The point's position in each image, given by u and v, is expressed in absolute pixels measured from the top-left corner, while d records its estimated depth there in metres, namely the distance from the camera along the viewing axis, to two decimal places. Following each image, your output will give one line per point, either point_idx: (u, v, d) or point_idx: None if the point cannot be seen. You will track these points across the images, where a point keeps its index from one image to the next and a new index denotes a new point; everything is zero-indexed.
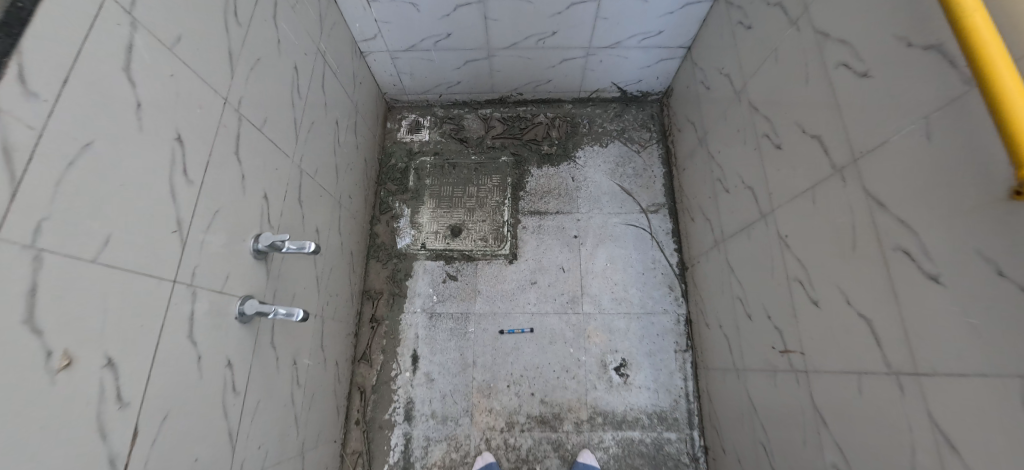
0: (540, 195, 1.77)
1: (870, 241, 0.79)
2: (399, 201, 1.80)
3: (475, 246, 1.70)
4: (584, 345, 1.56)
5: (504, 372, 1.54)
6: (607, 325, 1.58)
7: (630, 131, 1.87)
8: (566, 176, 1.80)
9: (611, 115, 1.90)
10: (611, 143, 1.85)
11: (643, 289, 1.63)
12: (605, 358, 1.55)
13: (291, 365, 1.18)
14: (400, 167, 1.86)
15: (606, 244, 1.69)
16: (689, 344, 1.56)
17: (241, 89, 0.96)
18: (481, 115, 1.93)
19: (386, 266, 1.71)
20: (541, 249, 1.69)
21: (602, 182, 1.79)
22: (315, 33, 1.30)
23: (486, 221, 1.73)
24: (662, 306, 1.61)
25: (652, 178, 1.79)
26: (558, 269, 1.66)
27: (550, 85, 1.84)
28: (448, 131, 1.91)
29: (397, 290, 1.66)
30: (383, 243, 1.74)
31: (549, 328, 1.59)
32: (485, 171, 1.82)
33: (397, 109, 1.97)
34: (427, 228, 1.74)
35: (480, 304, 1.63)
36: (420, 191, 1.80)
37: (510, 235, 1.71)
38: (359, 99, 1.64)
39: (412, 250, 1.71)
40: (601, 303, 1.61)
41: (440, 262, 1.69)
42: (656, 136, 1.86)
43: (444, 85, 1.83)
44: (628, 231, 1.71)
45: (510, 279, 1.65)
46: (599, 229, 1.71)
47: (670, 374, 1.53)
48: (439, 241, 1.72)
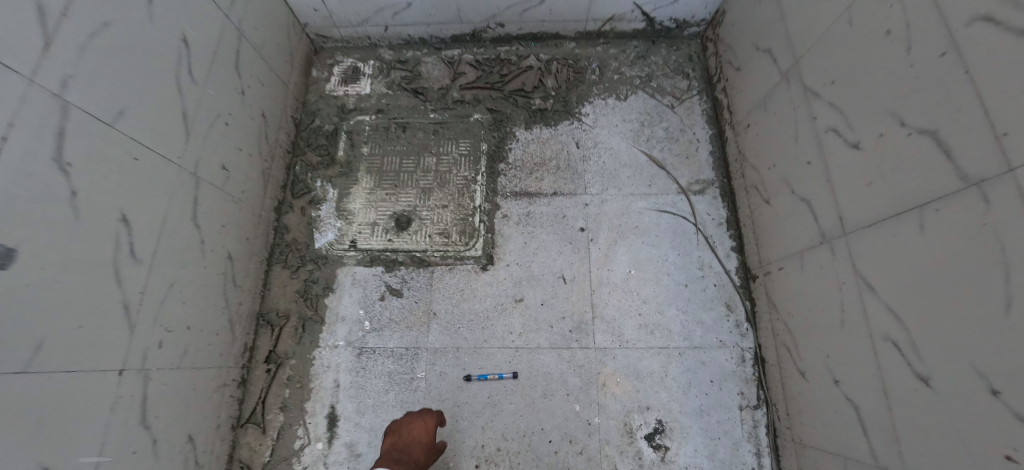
0: (529, 169, 1.20)
1: None
2: (322, 178, 1.22)
3: (432, 245, 1.13)
4: (598, 399, 0.99)
5: (470, 444, 0.97)
6: (633, 367, 1.01)
7: (659, 78, 1.30)
8: (566, 140, 1.23)
9: (630, 56, 1.33)
10: (632, 94, 1.28)
11: (687, 310, 1.06)
12: (630, 421, 0.98)
13: None
14: (327, 129, 1.28)
15: (629, 240, 1.12)
16: (760, 397, 0.99)
17: None
18: (446, 57, 1.35)
19: (297, 275, 1.13)
20: (530, 249, 1.12)
21: (620, 150, 1.21)
22: None
23: (448, 207, 1.16)
24: (717, 336, 1.04)
25: (693, 143, 1.22)
26: (555, 279, 1.09)
27: (543, 9, 1.26)
28: (398, 80, 1.33)
29: (310, 312, 1.09)
30: (295, 241, 1.16)
31: (542, 372, 1.01)
32: (449, 134, 1.25)
33: (327, 51, 1.39)
34: (360, 218, 1.17)
35: (436, 333, 1.06)
36: (353, 164, 1.23)
37: (484, 228, 1.14)
38: (249, 18, 1.06)
39: (337, 251, 1.14)
40: (622, 331, 1.04)
41: (378, 268, 1.12)
42: (697, 84, 1.29)
43: (391, 10, 1.27)
44: (661, 221, 1.13)
45: (483, 294, 1.08)
46: (618, 218, 1.14)
47: (734, 447, 0.96)
48: (378, 237, 1.15)
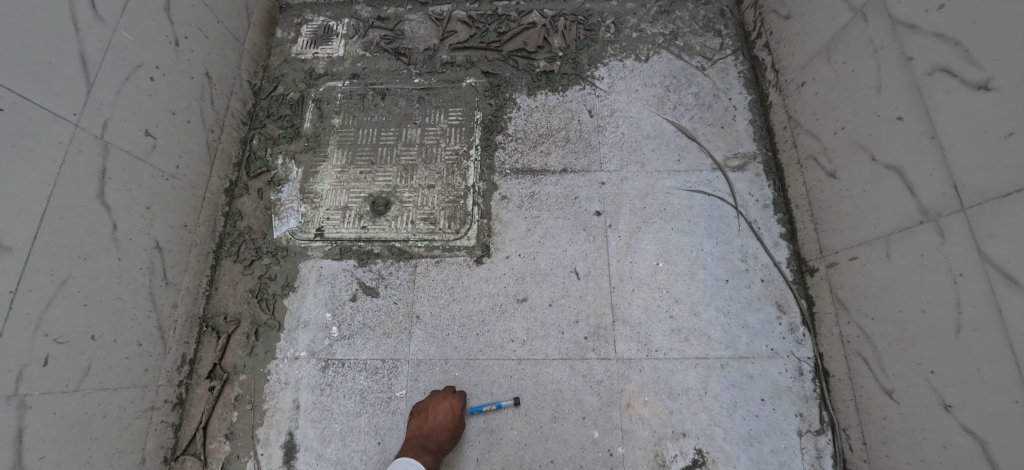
0: (532, 141, 1.00)
1: None
2: (284, 155, 1.02)
3: (415, 233, 0.93)
4: (622, 423, 0.79)
5: None
6: (664, 383, 0.81)
7: (686, 35, 1.10)
8: (577, 108, 1.02)
9: (651, 11, 1.12)
10: (655, 54, 1.08)
11: (730, 311, 0.86)
12: (663, 451, 0.78)
13: None
14: (291, 98, 1.07)
15: (655, 225, 0.92)
16: (825, 420, 0.79)
17: None
18: (433, 14, 1.15)
19: (250, 271, 0.93)
20: (534, 237, 0.91)
21: (642, 119, 1.01)
22: None
23: (434, 188, 0.96)
24: (768, 344, 0.84)
25: (729, 110, 1.01)
26: (565, 273, 0.89)
27: None
28: (377, 40, 1.13)
29: (266, 315, 0.89)
30: (250, 229, 0.96)
31: (551, 389, 0.82)
32: (436, 102, 1.04)
33: (294, 9, 1.18)
34: (329, 201, 0.97)
35: (419, 341, 0.86)
36: (322, 137, 1.02)
37: (479, 212, 0.94)
38: None
39: (300, 241, 0.94)
40: (649, 338, 0.84)
41: (350, 262, 0.92)
42: (731, 42, 1.08)
43: None
44: (693, 202, 0.93)
45: (477, 292, 0.88)
46: (641, 199, 0.94)
47: None
48: (350, 223, 0.95)
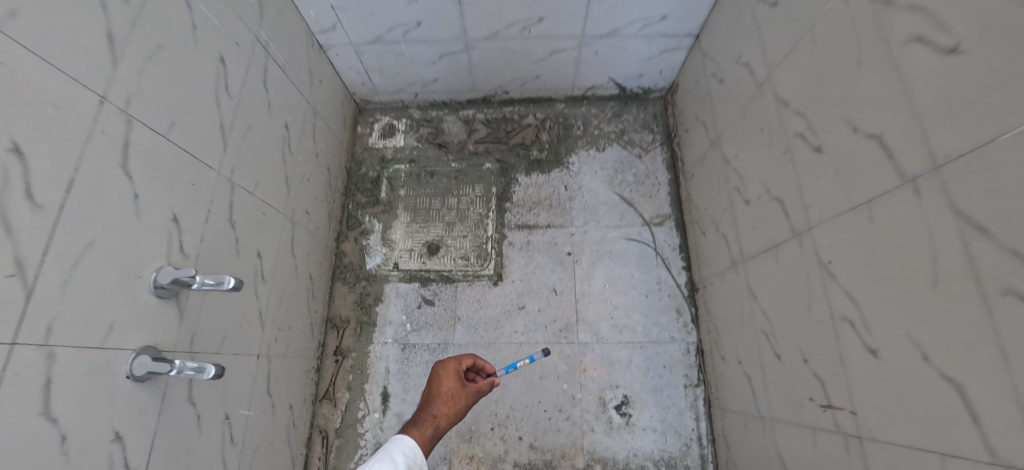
0: (528, 206, 1.56)
1: (963, 281, 0.56)
2: (369, 214, 1.59)
3: (455, 266, 1.50)
4: (581, 380, 1.36)
5: (488, 413, 1.34)
6: (606, 357, 1.37)
7: (630, 133, 1.66)
8: (557, 184, 1.59)
9: (607, 115, 1.68)
10: (609, 146, 1.64)
11: (647, 315, 1.41)
12: (604, 396, 1.34)
13: (226, 420, 0.97)
14: (371, 176, 1.65)
15: (604, 261, 1.48)
16: (699, 377, 1.35)
17: (132, 84, 0.74)
18: (462, 117, 1.72)
19: (353, 290, 1.50)
20: (529, 269, 1.48)
21: (599, 191, 1.58)
22: (252, 20, 1.09)
23: (467, 237, 1.53)
24: (669, 334, 1.40)
25: (654, 185, 1.58)
26: (548, 292, 1.45)
27: (538, 82, 1.62)
28: (426, 135, 1.70)
29: (365, 317, 1.46)
30: (351, 263, 1.53)
31: (539, 361, 1.38)
32: (466, 179, 1.61)
33: (368, 111, 1.75)
34: (400, 245, 1.53)
35: (460, 333, 1.42)
36: (393, 203, 1.59)
37: (495, 252, 1.51)
38: (318, 99, 1.43)
39: (383, 271, 1.50)
40: (598, 331, 1.40)
41: (415, 284, 1.48)
42: (660, 138, 1.65)
43: (420, 83, 1.61)
44: (629, 246, 1.50)
45: (494, 303, 1.44)
46: (596, 245, 1.50)
47: (680, 413, 1.33)
48: (414, 259, 1.51)
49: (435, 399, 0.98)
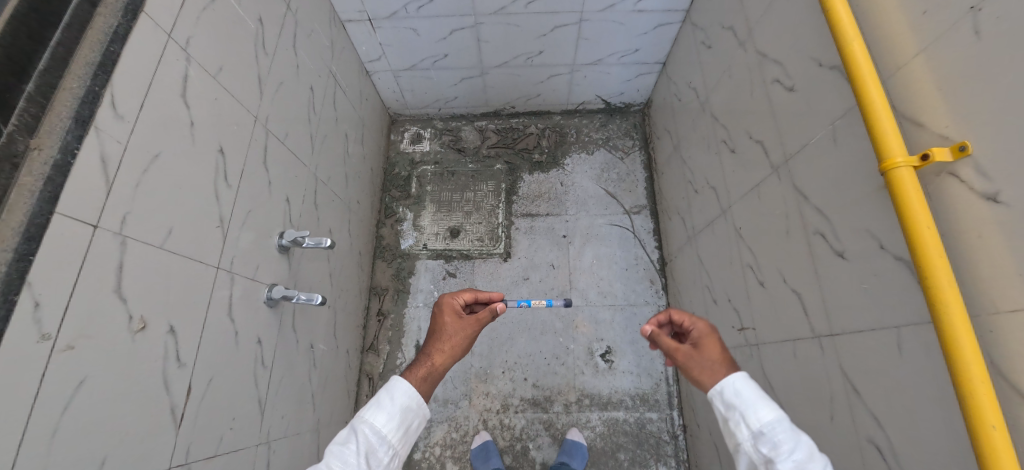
0: (531, 199, 1.93)
1: (799, 228, 0.94)
2: (403, 206, 1.96)
3: (472, 246, 1.86)
4: (573, 334, 1.72)
5: (500, 359, 1.70)
6: (593, 316, 1.74)
7: (615, 139, 2.03)
8: (555, 180, 1.96)
9: (596, 125, 2.06)
10: (597, 150, 2.01)
11: (627, 284, 1.78)
12: (591, 346, 1.70)
13: (308, 348, 1.35)
14: (403, 175, 2.02)
15: (593, 242, 1.84)
16: None
17: (266, 108, 1.13)
18: (477, 127, 2.09)
19: (391, 265, 1.87)
20: (532, 248, 1.84)
21: (588, 186, 1.95)
22: (327, 57, 1.47)
23: (482, 223, 1.90)
24: (644, 298, 1.76)
25: (634, 182, 1.95)
26: (547, 266, 1.81)
27: (539, 99, 1.99)
28: (447, 142, 2.07)
29: (401, 286, 1.83)
30: (388, 244, 1.90)
31: (540, 320, 1.74)
32: (481, 177, 1.98)
33: (400, 122, 2.13)
34: (428, 230, 1.90)
35: None
36: (422, 196, 1.96)
37: (505, 235, 1.87)
38: (365, 113, 1.81)
39: (415, 250, 1.87)
40: (587, 296, 1.76)
41: (441, 260, 1.85)
42: (639, 143, 2.02)
43: (443, 100, 1.99)
44: (612, 230, 1.86)
45: (504, 275, 1.80)
46: (586, 229, 1.87)
47: (651, 359, 1.68)
48: (440, 241, 1.88)
49: (436, 338, 0.98)
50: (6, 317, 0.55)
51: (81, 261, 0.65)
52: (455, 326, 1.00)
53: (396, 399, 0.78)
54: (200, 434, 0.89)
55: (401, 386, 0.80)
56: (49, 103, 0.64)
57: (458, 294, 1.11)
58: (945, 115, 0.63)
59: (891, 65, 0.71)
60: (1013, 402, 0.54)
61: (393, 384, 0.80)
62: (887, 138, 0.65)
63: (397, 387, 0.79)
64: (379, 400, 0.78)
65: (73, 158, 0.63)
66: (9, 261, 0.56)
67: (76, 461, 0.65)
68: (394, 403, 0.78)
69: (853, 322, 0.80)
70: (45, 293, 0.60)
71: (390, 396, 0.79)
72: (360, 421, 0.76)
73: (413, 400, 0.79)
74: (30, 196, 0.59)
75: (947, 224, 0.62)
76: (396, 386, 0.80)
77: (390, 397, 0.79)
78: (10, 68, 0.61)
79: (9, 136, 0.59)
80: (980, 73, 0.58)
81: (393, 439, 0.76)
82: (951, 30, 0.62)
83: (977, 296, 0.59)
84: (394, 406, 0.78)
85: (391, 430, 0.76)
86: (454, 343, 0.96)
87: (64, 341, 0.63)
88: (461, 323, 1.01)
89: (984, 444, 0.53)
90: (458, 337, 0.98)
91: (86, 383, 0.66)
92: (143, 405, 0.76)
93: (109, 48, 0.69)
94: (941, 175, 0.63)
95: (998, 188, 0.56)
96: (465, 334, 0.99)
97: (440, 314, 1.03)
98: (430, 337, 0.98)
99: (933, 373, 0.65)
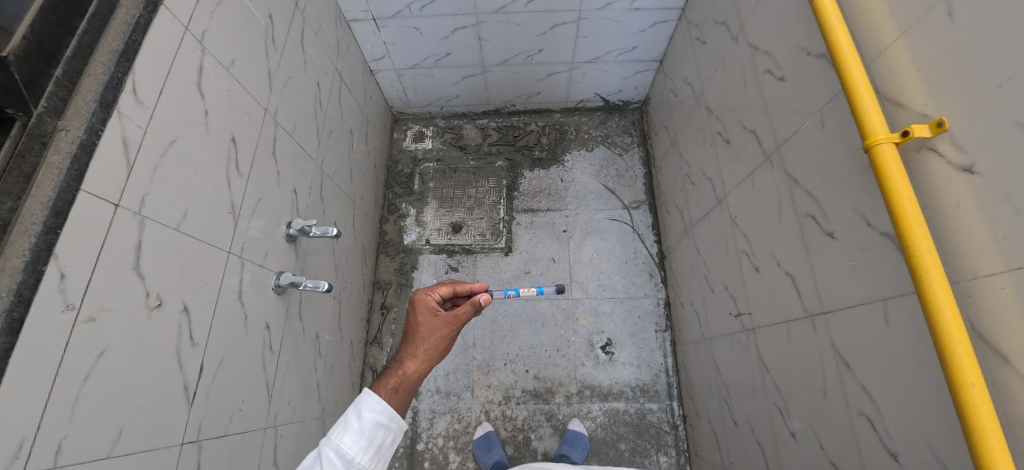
0: (532, 195, 1.97)
1: (791, 212, 0.97)
2: (405, 202, 2.00)
3: (474, 241, 1.90)
4: (574, 326, 1.74)
5: (501, 351, 1.73)
6: (594, 309, 1.77)
7: (613, 136, 2.07)
8: (555, 177, 2.00)
9: (595, 122, 2.10)
10: (596, 147, 2.05)
11: (626, 277, 1.82)
12: (592, 338, 1.73)
13: (314, 337, 1.38)
14: (406, 172, 2.05)
15: (593, 236, 1.88)
16: (666, 323, 1.74)
17: (275, 101, 1.17)
18: (478, 125, 2.13)
19: (394, 260, 1.90)
20: (533, 243, 1.88)
21: (588, 182, 1.98)
22: (333, 55, 1.52)
23: (483, 219, 1.93)
24: (643, 291, 1.79)
25: (633, 178, 1.98)
26: (548, 260, 1.84)
27: (539, 97, 2.03)
28: (449, 139, 2.11)
29: (404, 281, 1.86)
30: (392, 240, 1.93)
31: (541, 312, 1.77)
32: (482, 174, 2.02)
33: (402, 121, 2.17)
34: (431, 225, 1.93)
35: None
36: (424, 193, 2.00)
37: (506, 231, 1.91)
38: (369, 111, 1.85)
39: (417, 245, 1.90)
40: (588, 289, 1.80)
41: (443, 255, 1.88)
42: (637, 140, 2.06)
43: (445, 98, 2.03)
44: (611, 225, 1.90)
45: (506, 269, 1.84)
46: (586, 224, 1.90)
47: (651, 351, 1.71)
48: (442, 236, 1.91)
49: (413, 338, 1.14)
50: (35, 285, 0.58)
51: (103, 237, 0.68)
52: (430, 327, 1.14)
53: (363, 419, 0.89)
54: (211, 413, 0.92)
55: (372, 404, 0.90)
56: (76, 87, 0.68)
57: (432, 290, 1.23)
58: (926, 94, 0.66)
59: (875, 50, 0.75)
60: (990, 360, 0.57)
61: (363, 401, 0.91)
62: (869, 117, 0.68)
63: (365, 406, 0.90)
64: (349, 420, 0.89)
65: (98, 139, 0.66)
66: (39, 233, 0.59)
67: (97, 428, 0.68)
68: (363, 422, 0.89)
69: (842, 298, 0.83)
70: (71, 266, 0.63)
71: (358, 416, 0.89)
72: (326, 445, 0.86)
73: (386, 416, 0.90)
74: (57, 173, 0.62)
75: (928, 197, 0.65)
76: (366, 404, 0.90)
77: (359, 417, 0.89)
78: (41, 54, 0.65)
79: (38, 117, 0.63)
80: (956, 52, 0.62)
81: (361, 459, 0.86)
82: (928, 14, 0.66)
83: (957, 264, 0.61)
84: (363, 425, 0.89)
85: (359, 450, 0.87)
86: (428, 345, 1.11)
87: (86, 313, 0.66)
88: (438, 324, 1.14)
89: (966, 401, 0.55)
90: (433, 338, 1.12)
91: (107, 354, 0.69)
92: (159, 379, 0.79)
93: (132, 38, 0.73)
94: (922, 150, 0.66)
95: (973, 159, 0.59)
96: (440, 335, 1.13)
97: (415, 315, 1.17)
98: (408, 337, 1.14)
99: (919, 341, 0.67)
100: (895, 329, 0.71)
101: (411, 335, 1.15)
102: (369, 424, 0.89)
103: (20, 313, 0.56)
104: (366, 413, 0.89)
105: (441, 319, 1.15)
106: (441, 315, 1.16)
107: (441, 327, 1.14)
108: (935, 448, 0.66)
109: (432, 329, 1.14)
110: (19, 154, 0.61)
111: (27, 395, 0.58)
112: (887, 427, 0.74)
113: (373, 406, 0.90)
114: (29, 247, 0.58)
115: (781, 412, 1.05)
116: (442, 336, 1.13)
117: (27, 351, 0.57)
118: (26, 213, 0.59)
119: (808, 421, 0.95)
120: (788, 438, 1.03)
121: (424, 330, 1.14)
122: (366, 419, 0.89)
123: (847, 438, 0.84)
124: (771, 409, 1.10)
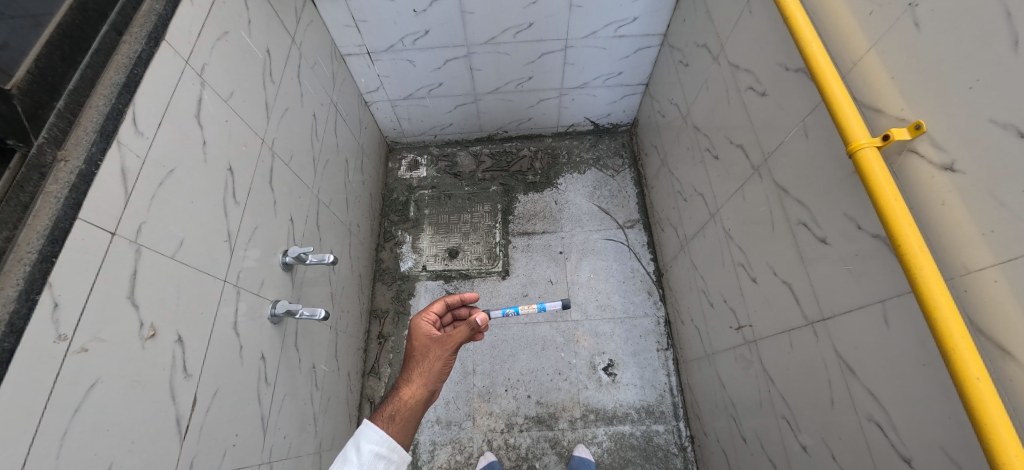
0: (528, 218, 1.99)
1: (783, 221, 0.99)
2: (401, 229, 2.00)
3: (471, 265, 1.90)
4: (574, 348, 1.72)
5: (502, 377, 1.69)
6: (594, 330, 1.75)
7: (604, 158, 2.11)
8: (550, 199, 2.02)
9: (586, 145, 2.14)
10: (589, 170, 2.09)
11: (625, 296, 1.81)
12: (594, 360, 1.70)
13: (311, 368, 1.35)
14: (402, 200, 2.07)
15: (589, 257, 1.89)
16: (668, 341, 1.73)
17: (273, 132, 1.19)
18: (472, 152, 2.17)
19: (391, 288, 1.89)
20: (530, 265, 1.88)
21: (583, 204, 2.01)
22: (329, 88, 1.56)
23: (480, 243, 1.94)
24: (643, 309, 1.79)
25: (626, 197, 2.02)
26: (545, 282, 1.84)
27: (530, 122, 2.08)
28: (444, 167, 2.13)
29: (401, 308, 1.85)
30: (388, 267, 1.93)
31: (541, 336, 1.75)
32: (477, 199, 2.04)
33: (397, 150, 2.20)
34: (427, 251, 1.94)
35: None
36: (420, 219, 2.01)
37: (502, 254, 1.91)
38: (364, 141, 1.89)
39: (414, 272, 1.90)
40: (587, 310, 1.79)
41: (440, 281, 1.87)
42: (628, 161, 2.10)
43: (438, 127, 2.08)
44: (607, 244, 1.91)
45: (503, 293, 1.83)
46: (582, 245, 1.92)
47: (654, 370, 1.69)
48: (439, 262, 1.91)
49: (412, 362, 1.12)
50: (27, 315, 0.57)
51: (98, 265, 0.67)
52: (425, 349, 1.12)
53: (363, 452, 0.89)
54: (204, 448, 0.88)
55: (371, 436, 0.91)
56: (77, 118, 0.69)
57: (428, 312, 1.21)
58: (902, 99, 0.69)
59: (849, 62, 0.79)
60: (992, 353, 0.57)
61: (363, 433, 0.91)
62: (850, 123, 0.70)
63: (365, 438, 0.90)
64: (349, 454, 0.89)
65: (97, 168, 0.67)
66: (35, 262, 0.58)
67: (86, 463, 0.65)
68: (362, 455, 0.88)
69: (841, 303, 0.83)
70: (65, 294, 0.62)
71: (357, 449, 0.89)
72: None
73: (385, 447, 0.90)
74: (55, 202, 0.62)
75: (916, 198, 0.67)
76: (366, 436, 0.91)
77: (359, 450, 0.89)
78: (43, 87, 0.66)
79: (38, 148, 0.64)
80: (925, 60, 0.66)
81: None
82: (896, 25, 0.70)
83: (952, 261, 0.62)
84: (363, 458, 0.88)
85: None
86: (424, 369, 1.09)
87: (79, 343, 0.64)
88: (434, 346, 1.12)
89: (975, 395, 0.54)
90: (429, 361, 1.10)
91: (99, 384, 0.67)
92: (150, 413, 0.76)
93: (133, 71, 0.75)
94: (904, 152, 0.68)
95: (953, 157, 0.61)
96: (436, 357, 1.10)
97: (413, 338, 1.16)
98: (407, 360, 1.13)
99: (922, 342, 0.67)
100: (896, 330, 0.71)
101: (409, 360, 1.14)
102: (371, 452, 0.89)
103: (12, 344, 0.55)
104: (370, 440, 0.90)
105: (437, 341, 1.12)
106: (436, 336, 1.13)
107: (436, 349, 1.11)
108: (948, 449, 0.65)
109: (426, 351, 1.11)
110: (18, 185, 0.61)
111: (13, 428, 0.55)
112: (900, 434, 0.73)
113: (376, 435, 0.91)
114: (24, 275, 0.57)
115: (790, 425, 1.03)
116: (438, 358, 1.10)
117: (16, 381, 0.56)
118: (21, 242, 0.59)
119: (818, 432, 0.94)
120: (799, 451, 1.01)
121: (420, 353, 1.12)
122: (370, 444, 0.90)
123: (859, 446, 0.82)
124: (780, 422, 1.07)
